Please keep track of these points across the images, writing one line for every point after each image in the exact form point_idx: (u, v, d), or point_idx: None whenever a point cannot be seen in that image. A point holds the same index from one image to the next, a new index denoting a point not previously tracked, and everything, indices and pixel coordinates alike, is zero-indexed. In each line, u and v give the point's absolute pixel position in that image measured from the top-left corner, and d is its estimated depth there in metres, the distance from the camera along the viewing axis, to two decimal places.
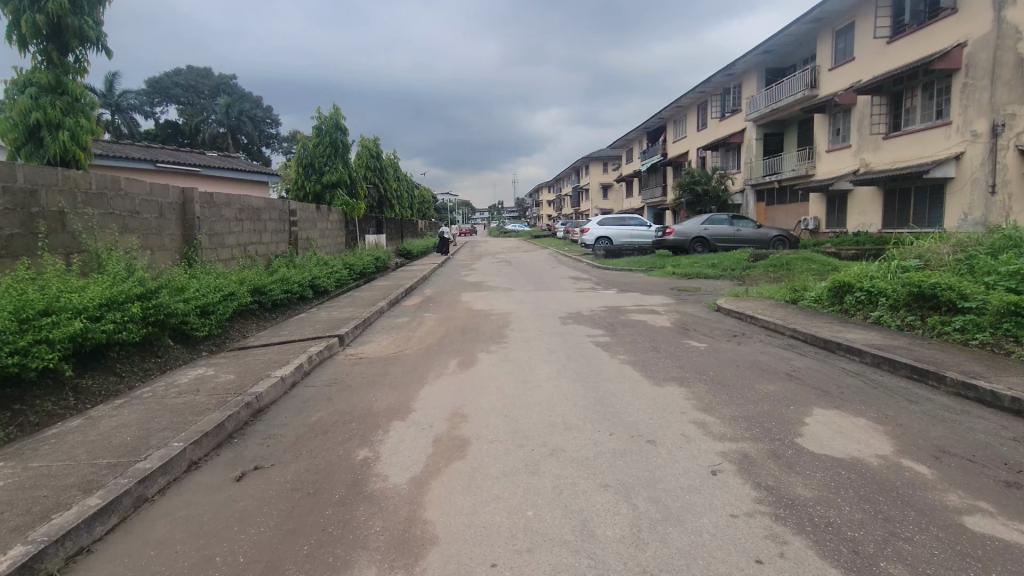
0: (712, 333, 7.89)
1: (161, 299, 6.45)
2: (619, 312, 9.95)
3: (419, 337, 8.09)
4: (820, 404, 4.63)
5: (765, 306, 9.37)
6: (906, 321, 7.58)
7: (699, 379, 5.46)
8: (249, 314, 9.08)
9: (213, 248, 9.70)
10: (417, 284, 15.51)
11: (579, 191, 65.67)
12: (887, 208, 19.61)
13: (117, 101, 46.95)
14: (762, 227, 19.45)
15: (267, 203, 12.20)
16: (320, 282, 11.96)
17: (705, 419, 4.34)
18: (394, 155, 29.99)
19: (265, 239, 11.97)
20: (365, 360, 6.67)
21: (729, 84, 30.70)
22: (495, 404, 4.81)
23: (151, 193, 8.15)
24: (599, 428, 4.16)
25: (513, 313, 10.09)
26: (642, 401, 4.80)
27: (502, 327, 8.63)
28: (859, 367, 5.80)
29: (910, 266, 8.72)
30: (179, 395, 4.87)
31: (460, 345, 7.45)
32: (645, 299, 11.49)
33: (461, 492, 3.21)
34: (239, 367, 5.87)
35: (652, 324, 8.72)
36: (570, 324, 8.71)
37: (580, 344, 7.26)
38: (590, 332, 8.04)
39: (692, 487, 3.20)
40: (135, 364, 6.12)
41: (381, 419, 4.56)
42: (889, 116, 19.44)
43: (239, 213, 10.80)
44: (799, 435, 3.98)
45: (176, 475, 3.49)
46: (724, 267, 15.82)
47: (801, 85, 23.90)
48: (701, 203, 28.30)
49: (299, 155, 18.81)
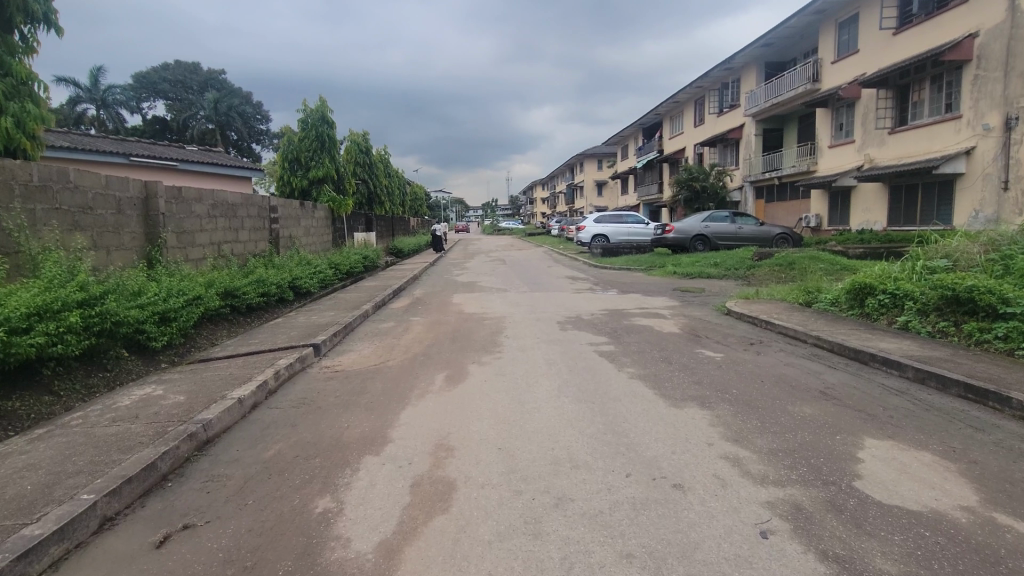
0: (726, 341, 7.17)
1: (108, 304, 5.70)
2: (621, 315, 9.24)
3: (404, 346, 7.36)
4: (870, 433, 3.93)
5: (780, 310, 8.70)
6: (939, 327, 6.91)
7: (721, 399, 4.73)
8: (220, 319, 8.37)
9: (181, 248, 8.94)
10: (407, 284, 14.77)
11: (574, 188, 64.99)
12: (893, 205, 18.99)
13: (103, 96, 45.98)
14: (765, 224, 18.81)
15: (244, 200, 11.40)
16: (300, 282, 11.19)
17: (738, 455, 3.62)
18: (385, 150, 29.21)
19: (241, 237, 11.18)
20: (341, 375, 5.91)
21: (727, 78, 30.07)
22: (488, 432, 4.09)
23: (107, 187, 7.38)
24: (614, 468, 3.43)
25: (507, 317, 9.35)
26: (661, 429, 4.08)
27: (495, 334, 7.90)
28: (901, 384, 5.12)
29: (938, 268, 8.04)
30: (113, 423, 4.10)
31: (449, 355, 6.72)
32: (648, 302, 10.78)
33: (443, 568, 2.49)
34: (193, 385, 5.09)
35: (658, 330, 8.00)
36: (571, 330, 7.98)
37: (582, 354, 6.53)
38: (592, 339, 7.31)
39: (741, 559, 2.49)
40: (77, 380, 5.37)
41: (351, 452, 3.83)
42: (895, 110, 18.82)
43: (212, 210, 10.02)
44: (857, 478, 3.27)
45: (80, 539, 2.74)
46: (727, 267, 15.12)
47: (802, 78, 23.26)
48: (699, 200, 27.62)
49: (283, 149, 18.02)
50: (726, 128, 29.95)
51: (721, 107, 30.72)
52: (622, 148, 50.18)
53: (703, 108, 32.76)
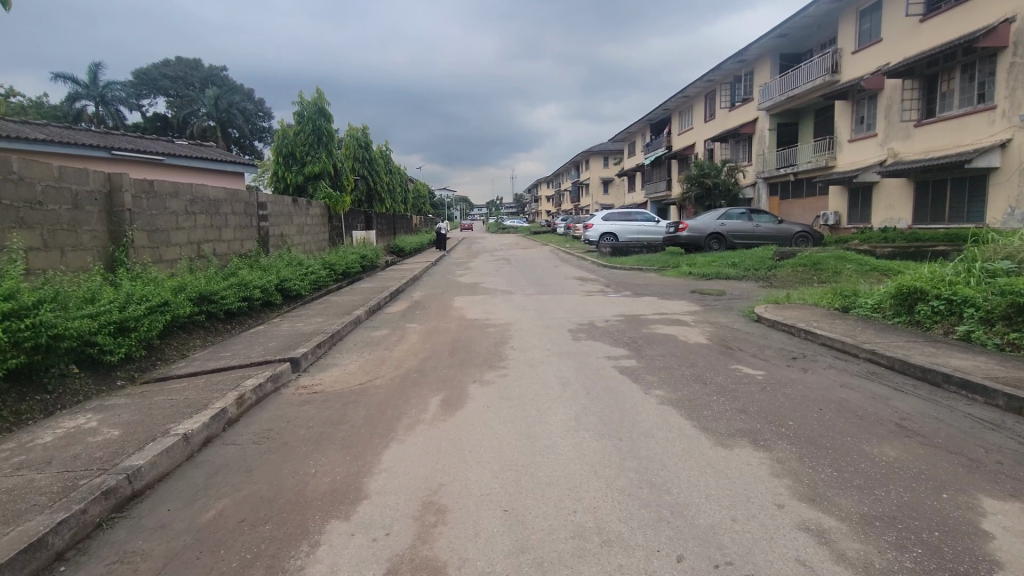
0: (763, 355, 6.25)
1: (44, 314, 4.87)
2: (640, 322, 8.34)
3: (396, 359, 6.48)
4: (987, 491, 3.02)
5: (818, 316, 7.80)
6: (1009, 339, 6.00)
7: (779, 436, 3.83)
8: (194, 327, 7.60)
9: (153, 249, 8.13)
10: (406, 286, 13.88)
11: (579, 186, 64.01)
12: (918, 201, 18.01)
13: (102, 92, 45.00)
14: (783, 221, 17.85)
15: (228, 195, 10.57)
16: (288, 284, 10.36)
17: (824, 524, 2.73)
18: (387, 147, 28.35)
19: (225, 236, 10.35)
20: (319, 398, 5.04)
21: (739, 71, 29.06)
22: (492, 484, 3.22)
23: (62, 179, 6.56)
24: (659, 548, 2.55)
25: (513, 324, 8.47)
26: (713, 482, 3.18)
27: (499, 345, 7.01)
28: (992, 415, 4.22)
29: (1000, 270, 7.13)
30: (13, 471, 3.24)
31: (447, 371, 5.85)
32: (667, 306, 9.87)
33: None
34: (136, 414, 4.22)
35: (683, 340, 7.09)
36: (584, 340, 7.10)
37: (600, 371, 5.63)
38: (611, 352, 6.41)
39: None
40: (5, 405, 4.53)
41: (311, 516, 2.95)
42: (922, 101, 17.83)
43: (189, 206, 9.20)
44: (998, 568, 2.37)
45: None
46: (745, 267, 14.23)
47: (820, 69, 22.27)
48: (711, 197, 26.63)
49: (278, 144, 17.15)
50: (738, 122, 28.94)
51: (733, 101, 29.72)
52: (628, 144, 49.30)
53: (714, 103, 31.78)
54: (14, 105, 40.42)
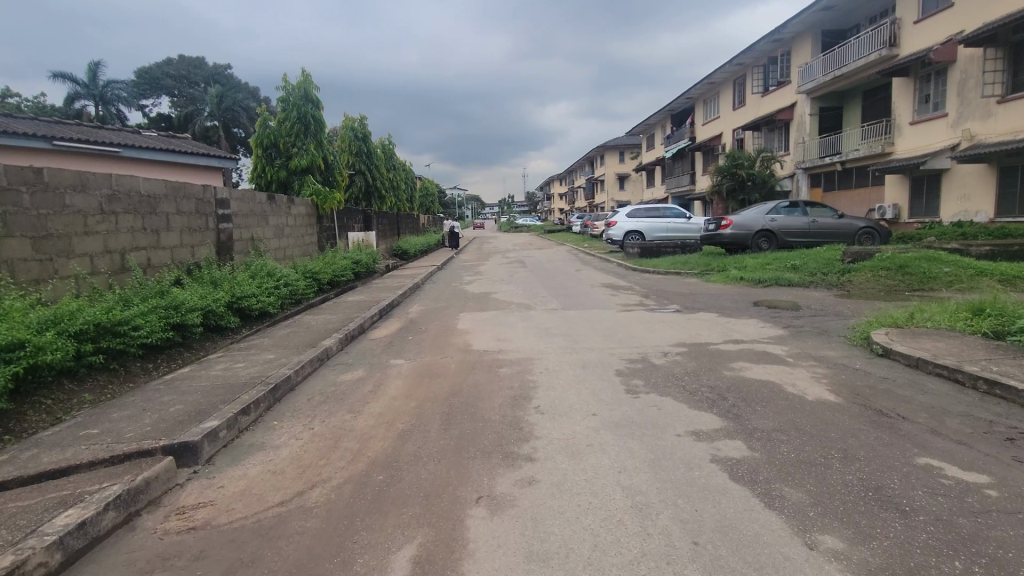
0: (952, 432, 3.81)
1: None
2: (716, 358, 5.93)
3: (359, 433, 4.15)
4: None
5: (982, 352, 5.32)
6: None
7: None
8: (87, 373, 5.37)
9: (40, 262, 5.93)
10: (401, 297, 11.59)
11: (594, 182, 61.44)
12: (1002, 190, 15.43)
13: (101, 92, 43.17)
14: (844, 215, 15.30)
15: (171, 189, 8.32)
16: (245, 302, 8.08)
17: None
18: (389, 140, 26.12)
19: (166, 242, 8.10)
20: (192, 548, 2.70)
21: (775, 52, 26.39)
22: None
23: None
24: None
25: (535, 360, 6.10)
26: None
27: (518, 405, 4.62)
28: None
29: None
30: None
31: (436, 469, 3.48)
32: (738, 329, 7.42)
33: None
34: None
35: (797, 395, 4.65)
36: (647, 397, 4.68)
37: (698, 478, 3.25)
38: (698, 427, 3.99)
39: None
40: None
41: None
42: (1007, 73, 15.22)
43: (107, 203, 6.96)
44: None
45: None
46: (811, 270, 11.78)
47: (875, 42, 19.63)
48: (744, 190, 24.02)
49: (259, 135, 14.63)
50: (774, 108, 26.27)
51: (766, 86, 27.06)
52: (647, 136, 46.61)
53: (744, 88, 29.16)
54: (12, 107, 38.98)
